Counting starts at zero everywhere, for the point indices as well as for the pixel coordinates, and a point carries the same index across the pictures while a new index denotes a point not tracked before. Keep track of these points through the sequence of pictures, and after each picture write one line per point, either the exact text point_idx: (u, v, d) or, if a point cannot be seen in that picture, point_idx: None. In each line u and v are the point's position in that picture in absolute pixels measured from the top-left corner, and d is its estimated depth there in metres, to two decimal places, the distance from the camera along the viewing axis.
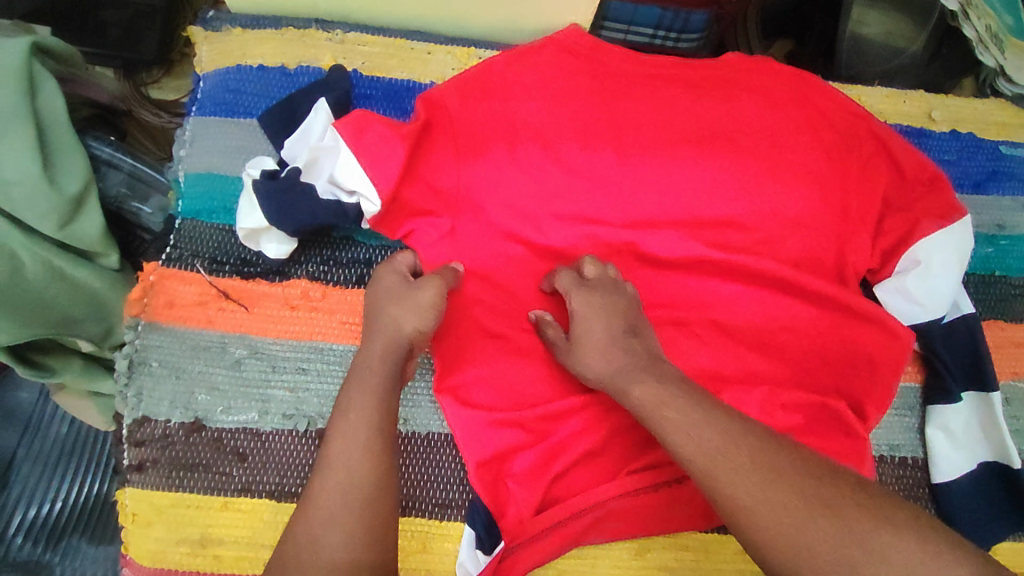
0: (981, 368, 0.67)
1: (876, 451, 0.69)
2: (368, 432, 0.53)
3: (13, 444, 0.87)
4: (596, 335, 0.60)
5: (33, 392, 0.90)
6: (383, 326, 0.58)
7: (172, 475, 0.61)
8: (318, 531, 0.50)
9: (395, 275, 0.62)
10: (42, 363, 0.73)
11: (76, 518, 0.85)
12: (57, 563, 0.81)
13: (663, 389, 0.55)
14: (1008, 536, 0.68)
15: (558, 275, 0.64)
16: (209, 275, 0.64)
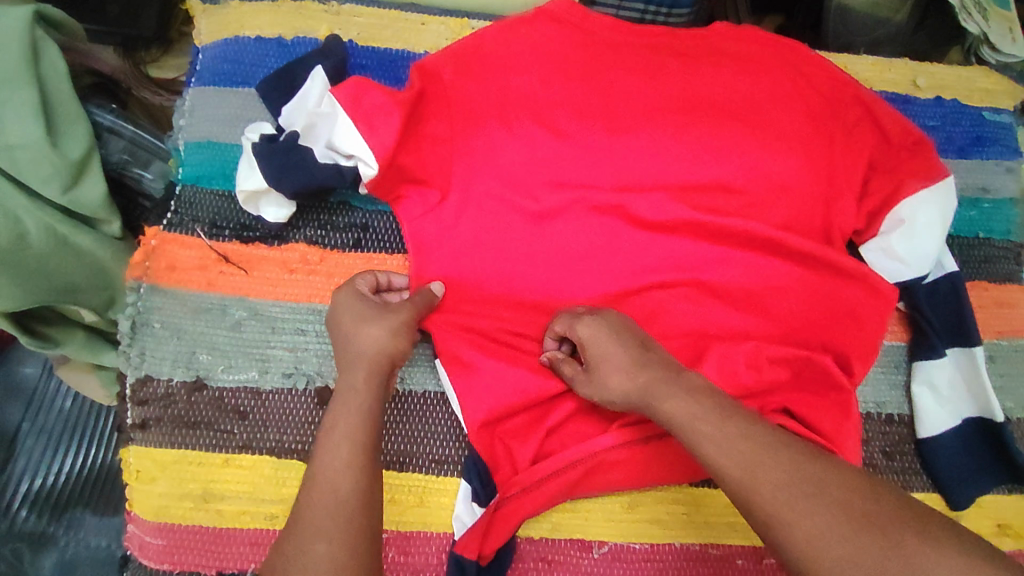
0: (964, 326, 0.69)
1: (863, 408, 0.71)
2: (353, 449, 0.54)
3: (18, 418, 0.90)
4: (615, 357, 0.59)
5: (37, 365, 0.92)
6: (362, 347, 0.59)
7: (174, 432, 0.62)
8: (303, 546, 0.50)
9: (360, 298, 0.62)
10: (45, 334, 0.75)
11: (81, 490, 0.87)
12: (61, 535, 0.84)
13: (695, 404, 0.55)
14: (992, 489, 0.69)
15: (556, 319, 0.64)
16: (210, 239, 0.66)
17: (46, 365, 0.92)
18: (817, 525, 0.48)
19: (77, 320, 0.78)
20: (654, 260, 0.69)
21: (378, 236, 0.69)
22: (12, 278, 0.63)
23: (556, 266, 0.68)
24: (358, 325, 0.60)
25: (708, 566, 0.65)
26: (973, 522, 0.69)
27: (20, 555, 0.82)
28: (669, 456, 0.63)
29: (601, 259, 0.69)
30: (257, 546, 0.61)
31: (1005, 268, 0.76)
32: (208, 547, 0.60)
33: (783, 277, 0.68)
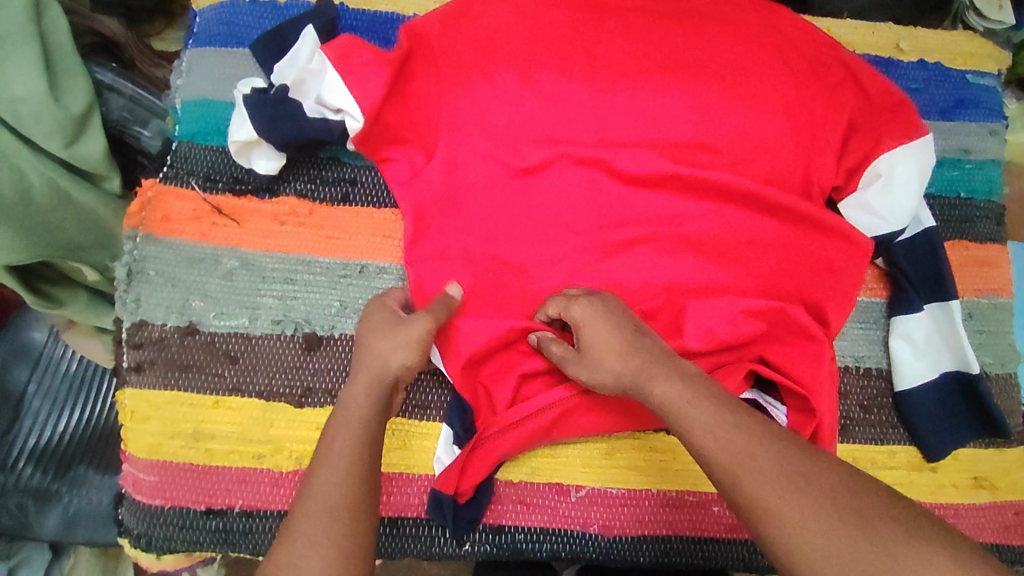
0: (940, 278, 0.70)
1: (841, 362, 0.72)
2: (349, 461, 0.53)
3: (25, 379, 0.93)
4: (609, 341, 0.59)
5: (44, 331, 0.95)
6: (369, 360, 0.59)
7: (168, 374, 0.64)
8: (294, 561, 0.48)
9: (386, 310, 0.63)
10: (49, 294, 0.78)
11: (85, 450, 0.91)
12: (64, 491, 0.87)
13: (686, 390, 0.55)
14: (968, 443, 0.71)
15: (549, 302, 0.63)
16: (204, 192, 0.68)
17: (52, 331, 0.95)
18: (804, 526, 0.47)
19: (82, 281, 0.82)
20: (636, 216, 0.70)
21: (366, 191, 0.70)
22: (16, 229, 0.66)
23: (539, 221, 0.69)
24: (372, 336, 0.61)
25: (683, 513, 0.67)
26: (948, 474, 0.71)
27: (24, 509, 0.85)
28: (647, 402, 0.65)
29: (581, 214, 0.70)
30: (244, 485, 0.63)
31: (985, 228, 0.77)
32: (198, 484, 0.63)
33: (761, 232, 0.70)
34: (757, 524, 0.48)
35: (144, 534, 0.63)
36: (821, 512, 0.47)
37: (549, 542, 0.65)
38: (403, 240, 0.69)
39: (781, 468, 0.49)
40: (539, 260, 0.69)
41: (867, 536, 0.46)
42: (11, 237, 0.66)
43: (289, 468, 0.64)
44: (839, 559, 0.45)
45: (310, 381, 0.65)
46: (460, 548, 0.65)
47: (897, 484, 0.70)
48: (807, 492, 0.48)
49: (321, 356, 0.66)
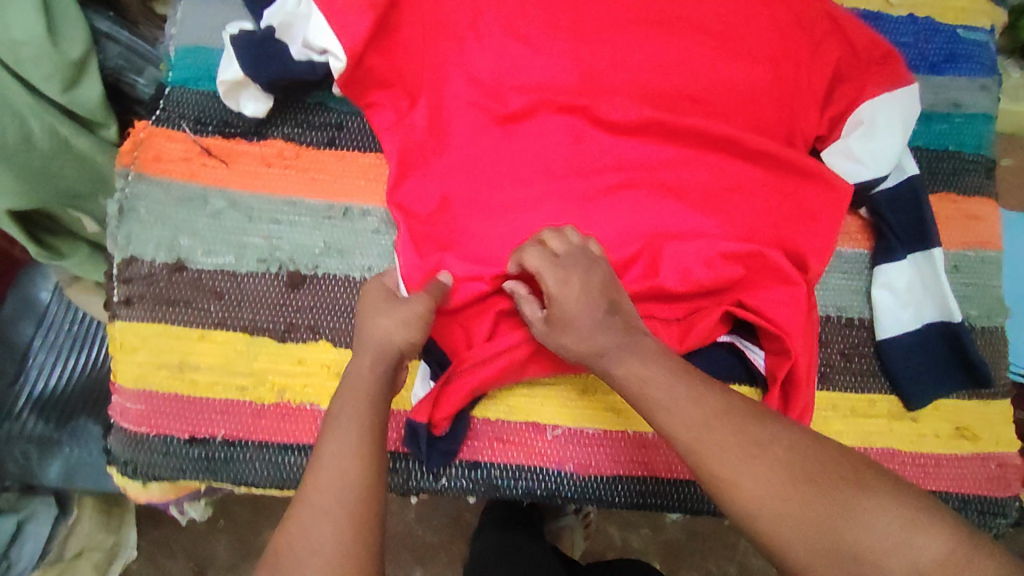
0: (923, 226, 0.70)
1: (822, 311, 0.72)
2: (356, 429, 0.53)
3: (31, 334, 0.97)
4: (576, 317, 0.58)
5: (50, 291, 0.99)
6: (372, 336, 0.59)
7: (157, 309, 0.66)
8: (307, 526, 0.49)
9: (381, 291, 0.64)
10: (52, 245, 0.82)
11: (85, 403, 0.94)
12: (65, 441, 0.90)
13: (647, 367, 0.55)
14: (950, 393, 0.71)
15: (526, 253, 0.61)
16: (194, 134, 0.69)
17: (54, 290, 0.99)
18: (760, 490, 0.48)
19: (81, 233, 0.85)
20: (618, 162, 0.71)
21: (352, 136, 0.72)
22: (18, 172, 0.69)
23: (523, 166, 0.70)
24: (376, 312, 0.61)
25: (659, 454, 0.67)
26: (929, 424, 0.70)
27: (29, 457, 0.89)
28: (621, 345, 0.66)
29: (563, 160, 0.70)
30: (226, 416, 0.65)
31: (974, 181, 0.76)
32: (181, 413, 0.65)
33: (742, 179, 0.70)
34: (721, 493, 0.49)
35: (131, 461, 0.65)
36: (786, 481, 0.48)
37: (525, 479, 0.67)
38: (385, 193, 0.70)
39: (738, 437, 0.50)
40: (520, 202, 0.69)
41: (821, 497, 0.47)
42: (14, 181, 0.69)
43: (271, 400, 0.65)
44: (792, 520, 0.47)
45: (294, 318, 0.67)
46: (437, 483, 0.67)
47: (879, 432, 0.70)
48: (761, 458, 0.49)
49: (305, 294, 0.68)
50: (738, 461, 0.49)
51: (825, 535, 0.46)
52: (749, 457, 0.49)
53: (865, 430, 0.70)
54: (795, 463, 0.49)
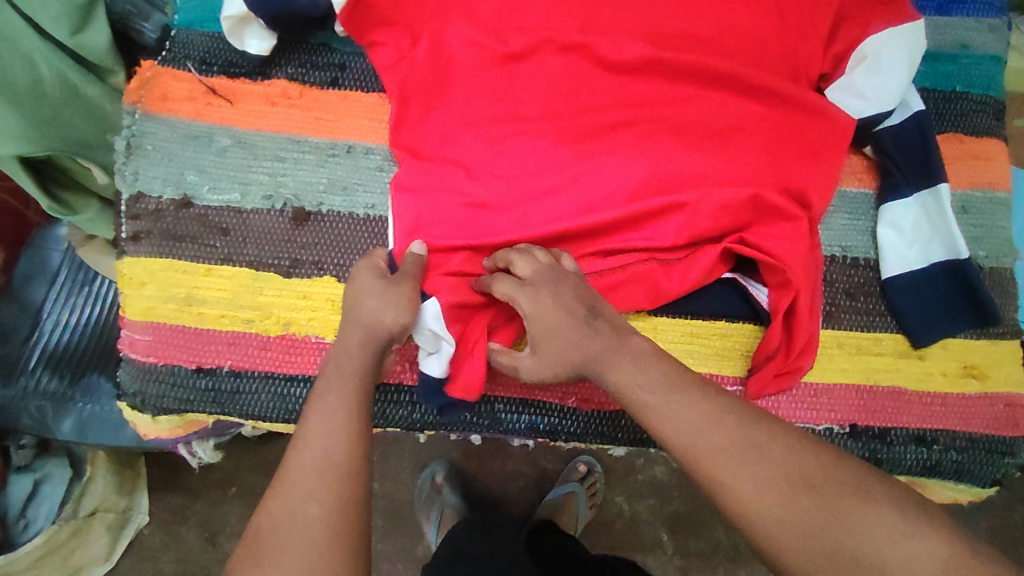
0: (929, 162, 0.69)
1: (827, 252, 0.72)
2: (340, 411, 0.55)
3: (43, 292, 0.98)
4: (559, 329, 0.60)
5: (60, 249, 1.00)
6: (361, 319, 0.61)
7: (163, 244, 0.67)
8: (293, 504, 0.50)
9: (373, 271, 0.64)
10: (65, 200, 0.82)
11: (97, 361, 0.97)
12: (79, 397, 0.92)
13: (638, 371, 0.57)
14: (959, 332, 0.70)
15: (496, 282, 0.63)
16: (200, 74, 0.70)
17: (66, 249, 0.99)
18: (756, 494, 0.50)
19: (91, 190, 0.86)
20: (620, 100, 0.70)
21: (356, 76, 0.72)
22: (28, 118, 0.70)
23: (525, 104, 0.70)
24: (360, 296, 0.62)
25: None
26: (937, 363, 0.70)
27: (43, 412, 0.91)
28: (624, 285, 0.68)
29: (565, 97, 0.70)
30: (234, 347, 0.66)
31: (982, 121, 0.75)
32: (190, 345, 0.66)
33: (747, 116, 0.69)
34: (720, 498, 0.51)
35: (140, 393, 0.66)
36: (781, 487, 0.50)
37: (529, 414, 0.68)
38: (388, 139, 0.71)
39: (737, 443, 0.52)
40: (523, 139, 0.69)
41: (818, 504, 0.49)
42: (25, 128, 0.68)
43: (277, 333, 0.66)
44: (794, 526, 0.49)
45: (298, 254, 0.68)
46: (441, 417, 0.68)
47: (886, 371, 0.70)
48: (758, 466, 0.51)
49: (310, 230, 0.68)
50: (736, 468, 0.51)
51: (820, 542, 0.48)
52: (747, 464, 0.51)
53: (870, 368, 0.69)
54: (791, 470, 0.51)
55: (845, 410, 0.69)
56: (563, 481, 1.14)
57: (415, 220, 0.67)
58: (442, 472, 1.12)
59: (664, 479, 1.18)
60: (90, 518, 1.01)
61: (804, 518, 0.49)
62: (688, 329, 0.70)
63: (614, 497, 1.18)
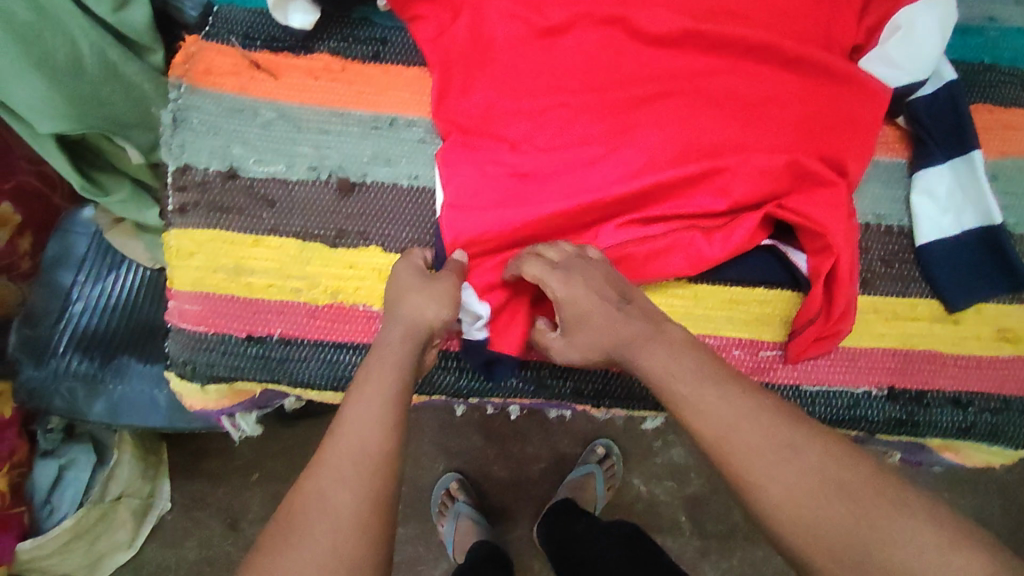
0: (963, 129, 0.70)
1: (862, 220, 0.73)
2: (380, 400, 0.55)
3: (70, 278, 0.98)
4: (593, 312, 0.60)
5: (84, 237, 1.00)
6: (406, 314, 0.61)
7: (211, 216, 0.68)
8: (326, 488, 0.50)
9: (413, 268, 0.65)
10: (99, 183, 0.84)
11: (128, 342, 0.96)
12: (111, 378, 0.92)
13: (673, 359, 0.57)
14: (992, 297, 0.71)
15: (526, 264, 0.63)
16: (243, 48, 0.71)
17: (93, 233, 1.00)
18: (793, 495, 0.49)
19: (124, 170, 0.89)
20: (659, 71, 0.70)
21: (397, 50, 0.73)
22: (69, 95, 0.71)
23: (565, 77, 0.70)
24: (401, 291, 0.63)
25: None
26: (971, 326, 0.71)
27: (74, 393, 0.90)
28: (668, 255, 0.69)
29: (604, 68, 0.71)
30: (283, 316, 0.67)
31: (1010, 93, 0.76)
32: (239, 313, 0.67)
33: (785, 87, 0.70)
34: (751, 497, 0.51)
35: (190, 361, 0.67)
36: (821, 491, 0.49)
37: (573, 380, 0.70)
38: (431, 111, 0.72)
39: (772, 443, 0.52)
40: (563, 110, 0.70)
41: (857, 510, 0.48)
42: (65, 106, 0.71)
43: (324, 301, 0.68)
44: (829, 529, 0.48)
45: (344, 224, 0.69)
46: (488, 382, 0.70)
47: (921, 336, 0.71)
48: (794, 466, 0.51)
49: (355, 202, 0.69)
50: (772, 469, 0.51)
51: (854, 546, 0.47)
52: (795, 465, 0.51)
53: (906, 333, 0.71)
54: (826, 473, 0.50)
55: (882, 372, 0.70)
56: (580, 463, 1.18)
57: (460, 191, 0.68)
58: (456, 481, 1.16)
59: (682, 460, 1.21)
60: (115, 503, 1.03)
61: (842, 525, 0.48)
62: (728, 296, 0.71)
63: (632, 479, 1.21)
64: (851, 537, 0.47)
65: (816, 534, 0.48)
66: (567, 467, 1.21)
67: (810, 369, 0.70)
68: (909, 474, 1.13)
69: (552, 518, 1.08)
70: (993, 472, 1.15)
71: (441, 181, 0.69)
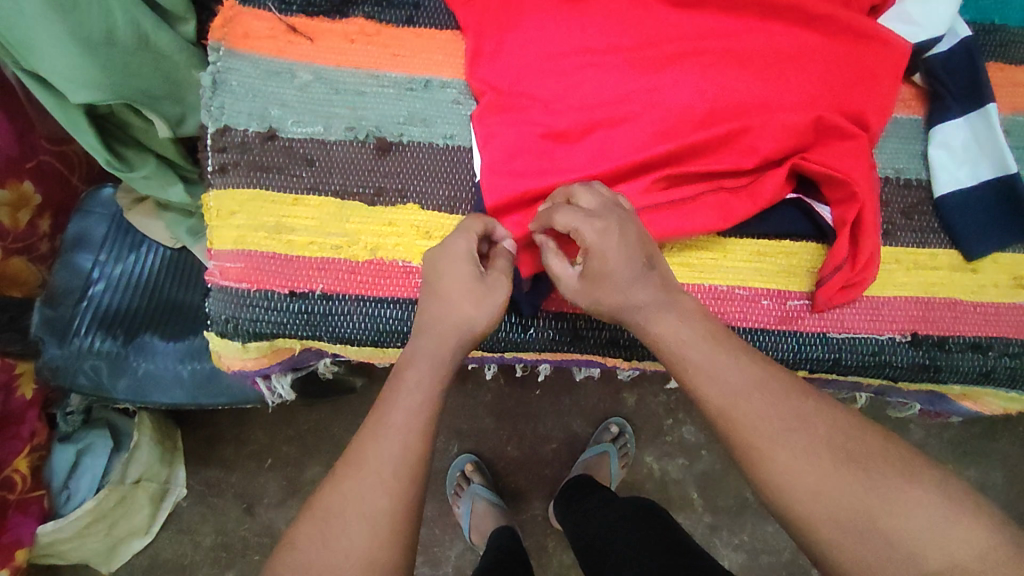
0: (978, 85, 0.73)
1: (882, 174, 0.75)
2: (425, 411, 0.56)
3: (89, 262, 0.92)
4: (620, 270, 0.60)
5: (103, 222, 0.95)
6: (449, 320, 0.60)
7: (251, 175, 0.69)
8: (364, 491, 0.52)
9: (468, 264, 0.61)
10: (123, 156, 0.80)
11: (155, 322, 0.90)
12: (136, 357, 0.86)
13: (684, 328, 0.59)
14: (1008, 246, 0.74)
15: (559, 210, 0.61)
16: (280, 13, 0.73)
17: (113, 214, 0.95)
18: (798, 465, 0.52)
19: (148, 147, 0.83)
20: (686, 32, 0.72)
21: (429, 14, 0.75)
22: (103, 67, 0.67)
23: (593, 38, 0.72)
24: (452, 264, 0.61)
25: (734, 304, 0.73)
26: (989, 275, 0.74)
27: (98, 372, 0.84)
28: (701, 211, 0.70)
29: (631, 27, 0.72)
30: (324, 272, 0.69)
31: (1021, 52, 0.79)
32: (281, 270, 0.69)
33: (806, 45, 0.71)
34: (759, 464, 0.53)
35: (232, 319, 0.68)
36: (821, 456, 0.52)
37: (608, 330, 0.73)
38: (464, 73, 0.74)
39: (778, 411, 0.54)
40: (593, 69, 0.71)
41: (859, 477, 0.51)
42: (100, 78, 0.67)
43: (365, 258, 0.69)
44: (830, 496, 0.51)
45: (382, 182, 0.71)
46: (525, 334, 0.72)
47: (941, 285, 0.74)
48: (800, 437, 0.53)
49: (391, 160, 0.71)
50: (778, 438, 0.53)
51: (854, 511, 0.50)
52: (810, 438, 0.53)
53: (927, 282, 0.73)
54: (834, 444, 0.53)
55: (904, 319, 0.73)
56: (595, 442, 1.17)
57: (496, 148, 0.70)
58: (471, 463, 1.16)
59: (693, 438, 1.21)
60: (134, 486, 1.01)
61: (846, 494, 0.51)
62: (754, 249, 0.73)
63: (644, 456, 1.21)
64: (852, 509, 0.50)
65: (820, 501, 0.51)
66: (580, 446, 1.20)
67: (838, 317, 0.73)
68: (916, 441, 1.16)
69: (571, 495, 1.05)
70: (995, 442, 1.17)
71: (479, 138, 0.71)
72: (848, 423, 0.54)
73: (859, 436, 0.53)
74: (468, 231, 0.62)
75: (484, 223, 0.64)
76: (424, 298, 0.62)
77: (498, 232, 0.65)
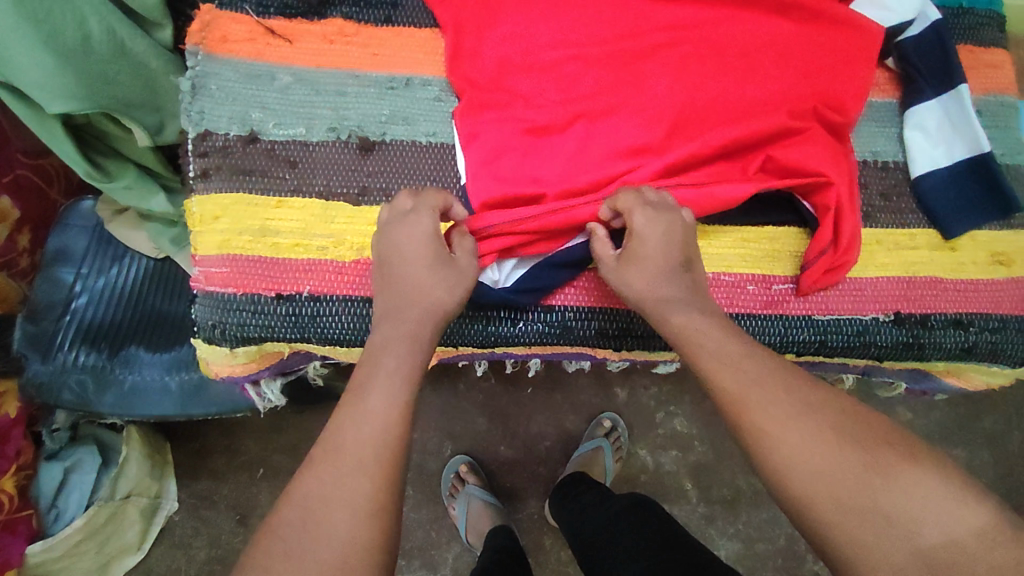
0: (949, 67, 0.75)
1: (860, 157, 0.77)
2: (402, 395, 0.55)
3: (70, 276, 0.91)
4: (654, 259, 0.62)
5: (83, 237, 0.94)
6: (421, 301, 0.60)
7: (233, 178, 0.69)
8: (344, 476, 0.51)
9: (437, 240, 0.62)
10: (104, 166, 0.79)
11: (140, 334, 0.89)
12: (121, 369, 0.84)
13: (703, 321, 0.60)
14: (984, 224, 0.75)
15: (622, 193, 0.64)
16: (257, 16, 0.73)
17: (93, 227, 0.94)
18: (805, 448, 0.52)
19: (128, 156, 0.82)
20: (664, 23, 0.73)
21: (407, 12, 0.75)
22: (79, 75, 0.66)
23: (572, 31, 0.72)
24: (414, 238, 0.62)
25: (721, 290, 0.73)
26: (968, 252, 0.75)
27: (84, 386, 0.83)
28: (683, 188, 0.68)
29: (609, 18, 0.73)
30: (311, 274, 0.69)
31: (989, 34, 0.81)
32: (267, 273, 0.68)
33: (782, 32, 0.72)
34: (762, 448, 0.54)
35: (219, 324, 0.68)
36: (829, 441, 0.52)
37: (596, 320, 0.73)
38: (445, 70, 0.74)
39: (790, 399, 0.55)
40: (574, 62, 0.72)
41: (866, 460, 0.52)
42: (76, 85, 0.66)
43: (351, 257, 0.69)
44: (835, 477, 0.51)
45: (366, 182, 0.71)
46: (514, 328, 0.73)
47: (923, 264, 0.75)
48: (809, 420, 0.54)
49: (376, 159, 0.72)
50: (786, 422, 0.54)
51: (856, 492, 0.50)
52: (799, 417, 0.54)
53: (908, 262, 0.75)
54: (842, 428, 0.53)
55: (887, 299, 0.74)
56: (588, 437, 1.17)
57: (480, 144, 0.70)
58: (465, 463, 1.16)
59: (686, 429, 1.21)
60: (124, 501, 0.99)
61: (847, 474, 0.51)
62: (738, 235, 0.74)
63: (638, 450, 1.21)
64: (856, 489, 0.50)
65: (824, 482, 0.51)
66: (573, 442, 1.20)
67: (821, 300, 0.74)
68: (905, 422, 1.18)
69: (566, 492, 1.05)
70: (979, 421, 1.19)
71: (461, 136, 0.72)
72: (847, 411, 0.55)
73: (861, 421, 0.54)
74: (430, 209, 0.63)
75: (444, 200, 0.65)
76: (389, 272, 0.62)
77: (453, 209, 0.66)
